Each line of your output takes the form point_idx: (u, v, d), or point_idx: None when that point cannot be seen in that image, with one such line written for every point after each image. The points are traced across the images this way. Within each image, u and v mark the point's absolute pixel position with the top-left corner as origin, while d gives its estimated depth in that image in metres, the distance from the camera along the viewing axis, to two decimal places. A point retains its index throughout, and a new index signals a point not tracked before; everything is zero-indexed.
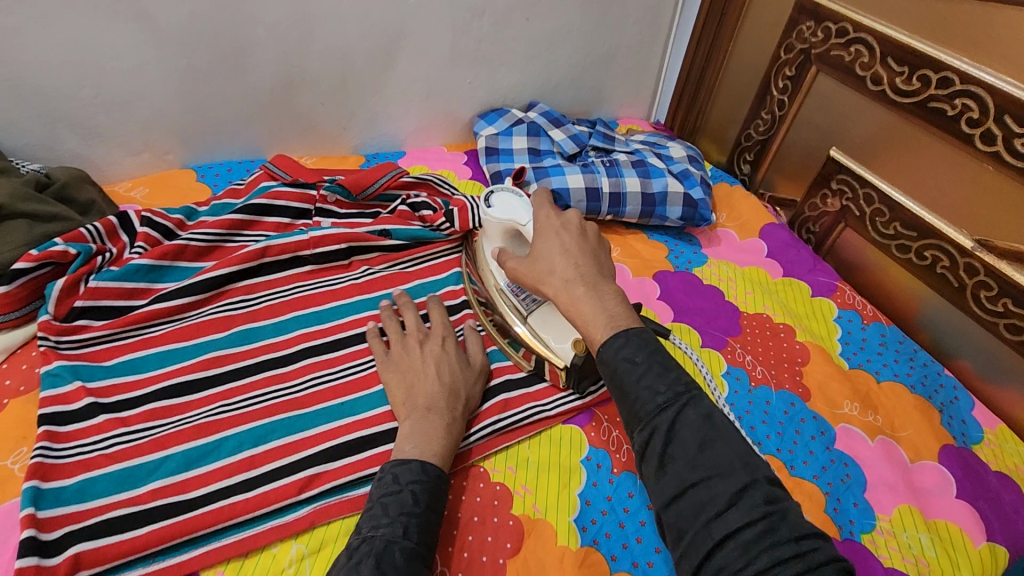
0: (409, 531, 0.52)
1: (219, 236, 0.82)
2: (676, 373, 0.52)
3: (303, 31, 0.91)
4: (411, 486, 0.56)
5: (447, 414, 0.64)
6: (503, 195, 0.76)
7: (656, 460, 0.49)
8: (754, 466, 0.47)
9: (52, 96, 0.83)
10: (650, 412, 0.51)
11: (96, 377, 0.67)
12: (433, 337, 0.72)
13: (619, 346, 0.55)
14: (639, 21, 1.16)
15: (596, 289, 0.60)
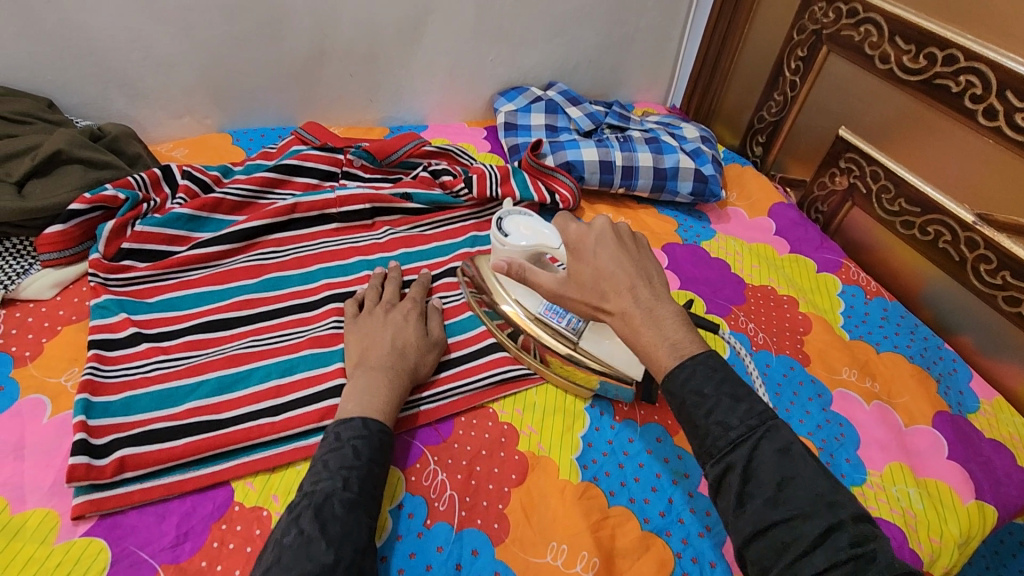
0: (350, 483, 0.52)
1: (253, 192, 0.88)
2: (747, 404, 0.50)
3: (336, 2, 0.96)
4: (352, 442, 0.55)
5: (394, 371, 0.64)
6: (512, 219, 0.75)
7: (734, 496, 0.48)
8: (837, 505, 0.46)
9: (104, 57, 0.89)
10: (723, 448, 0.49)
11: (139, 311, 0.73)
12: (398, 308, 0.74)
13: (686, 377, 0.51)
14: (657, 3, 1.19)
15: (654, 315, 0.54)
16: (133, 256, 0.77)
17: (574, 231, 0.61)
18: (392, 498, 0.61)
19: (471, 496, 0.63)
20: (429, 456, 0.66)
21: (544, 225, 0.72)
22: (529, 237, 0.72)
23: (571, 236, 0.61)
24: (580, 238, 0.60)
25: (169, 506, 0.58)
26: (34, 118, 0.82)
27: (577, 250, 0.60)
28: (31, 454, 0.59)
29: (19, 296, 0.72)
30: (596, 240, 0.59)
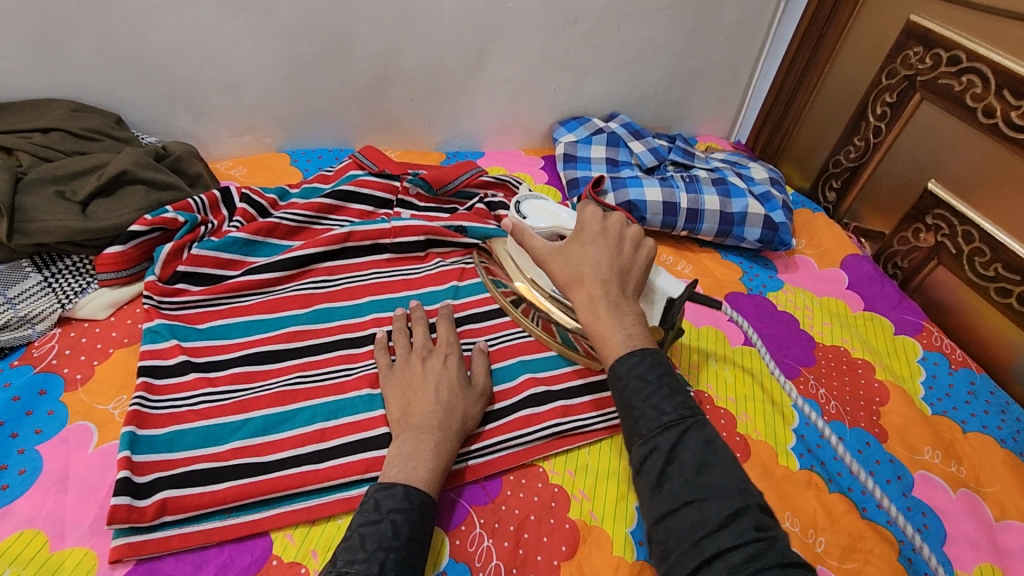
0: (385, 569, 0.48)
1: (308, 218, 0.87)
2: (683, 398, 0.54)
3: (404, 27, 0.95)
4: (391, 516, 0.52)
5: (439, 432, 0.60)
6: (533, 203, 0.80)
7: (653, 476, 0.51)
8: (749, 493, 0.48)
9: (174, 76, 0.89)
10: (653, 429, 0.52)
11: (190, 337, 0.72)
12: (435, 355, 0.69)
13: (633, 362, 0.56)
14: (731, 37, 1.14)
15: (617, 308, 0.60)
16: (189, 279, 0.76)
17: (590, 213, 0.68)
18: (435, 563, 0.58)
19: (518, 567, 0.59)
20: (475, 517, 0.62)
21: (559, 210, 0.78)
22: (547, 219, 0.77)
23: (585, 217, 0.67)
24: (591, 221, 0.67)
25: (207, 555, 0.55)
26: (102, 134, 0.82)
27: (581, 231, 0.66)
28: (75, 485, 0.58)
29: (75, 315, 0.71)
30: (600, 230, 0.66)
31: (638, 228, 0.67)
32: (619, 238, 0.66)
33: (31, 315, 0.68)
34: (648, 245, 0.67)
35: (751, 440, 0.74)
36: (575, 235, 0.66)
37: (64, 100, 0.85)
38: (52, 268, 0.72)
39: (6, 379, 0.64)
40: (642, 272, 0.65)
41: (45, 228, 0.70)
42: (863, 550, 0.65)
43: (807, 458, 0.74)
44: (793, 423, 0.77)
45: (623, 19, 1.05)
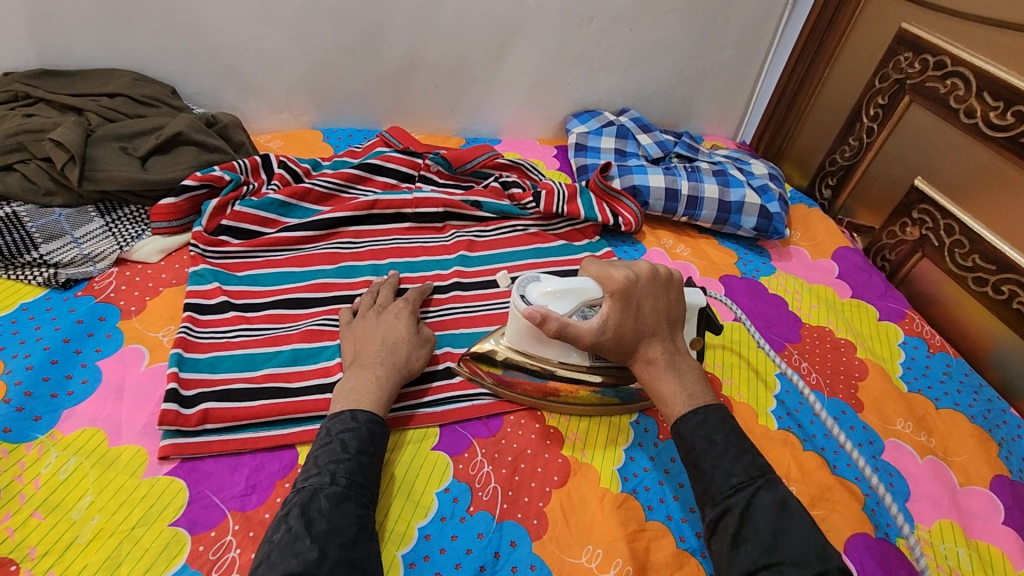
0: (336, 477, 0.54)
1: (338, 186, 0.95)
2: (751, 456, 0.57)
3: (434, 19, 1.03)
4: (341, 436, 0.57)
5: (383, 369, 0.65)
6: (533, 287, 0.66)
7: (729, 536, 0.53)
8: (828, 557, 0.50)
9: (224, 54, 0.99)
10: (725, 492, 0.55)
11: (229, 281, 0.80)
12: (390, 309, 0.74)
13: (698, 422, 0.59)
14: (738, 42, 1.21)
15: (676, 366, 0.64)
16: (230, 233, 0.85)
17: (620, 271, 0.64)
18: (440, 482, 0.65)
19: (513, 491, 0.66)
20: (477, 447, 0.69)
21: (564, 281, 0.66)
22: (567, 299, 0.64)
23: (617, 280, 0.63)
24: (624, 283, 0.63)
25: (241, 460, 0.63)
26: (160, 102, 0.92)
27: (627, 295, 0.63)
28: (129, 395, 0.66)
29: (130, 257, 0.80)
30: (643, 286, 0.64)
31: (668, 268, 0.67)
32: (658, 286, 0.65)
33: (93, 254, 0.77)
34: (678, 278, 0.68)
35: (734, 402, 0.81)
36: (622, 301, 0.62)
37: (127, 71, 0.94)
38: (113, 214, 0.82)
39: (70, 306, 0.73)
40: (682, 318, 0.67)
41: (110, 177, 0.79)
42: (831, 500, 0.71)
43: (784, 420, 0.80)
44: (774, 390, 0.84)
45: (636, 20, 1.13)
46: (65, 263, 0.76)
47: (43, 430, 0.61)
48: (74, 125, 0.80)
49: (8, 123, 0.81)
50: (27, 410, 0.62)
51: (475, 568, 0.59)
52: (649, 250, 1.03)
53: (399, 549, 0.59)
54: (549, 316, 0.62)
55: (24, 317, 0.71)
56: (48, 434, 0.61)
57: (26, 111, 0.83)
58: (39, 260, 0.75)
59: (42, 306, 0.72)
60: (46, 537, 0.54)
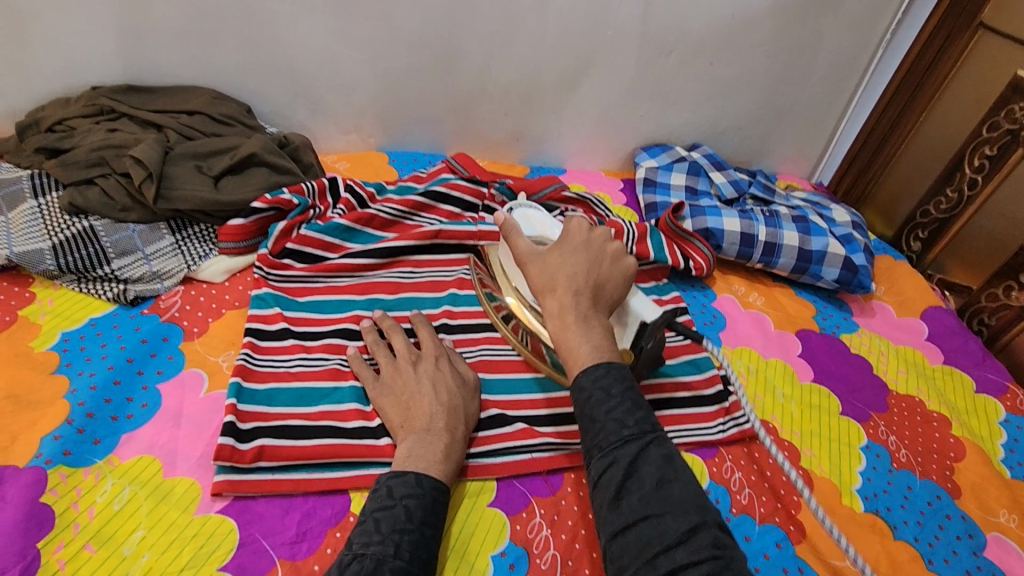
0: (401, 550, 0.50)
1: (401, 213, 0.93)
2: (644, 412, 0.54)
3: (509, 47, 1.01)
4: (405, 501, 0.54)
5: (448, 434, 0.62)
6: (522, 212, 0.80)
7: (612, 490, 0.50)
8: (708, 511, 0.48)
9: (301, 75, 0.99)
10: (613, 442, 0.52)
11: (291, 307, 0.79)
12: (426, 358, 0.69)
13: (599, 375, 0.55)
14: (824, 79, 1.15)
15: (586, 321, 0.59)
16: (293, 256, 0.83)
17: (575, 224, 0.66)
18: (495, 544, 0.61)
19: (574, 560, 0.61)
20: (536, 507, 0.65)
21: (545, 220, 0.78)
22: (535, 228, 0.76)
23: (571, 226, 0.66)
24: (575, 232, 0.66)
25: (294, 502, 0.60)
26: (236, 121, 0.92)
27: (566, 240, 0.65)
28: (187, 423, 0.64)
29: (196, 276, 0.80)
30: (587, 241, 0.64)
31: (620, 244, 0.66)
32: (607, 254, 0.64)
33: (161, 271, 0.77)
34: (630, 264, 0.66)
35: (814, 475, 0.74)
36: (560, 245, 0.64)
37: (207, 89, 0.96)
38: (184, 232, 0.82)
39: (136, 324, 0.73)
40: (619, 291, 0.64)
41: (185, 197, 0.80)
42: None
43: (871, 502, 0.72)
44: (859, 466, 0.76)
45: (716, 54, 1.08)
46: (134, 279, 0.76)
47: (102, 455, 0.60)
48: (154, 143, 0.81)
49: (92, 137, 0.82)
50: (88, 432, 0.61)
51: None
52: (720, 297, 0.98)
53: None
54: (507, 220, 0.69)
55: (92, 332, 0.71)
56: (106, 459, 0.60)
57: (110, 125, 0.85)
58: (110, 275, 0.76)
59: (110, 323, 0.72)
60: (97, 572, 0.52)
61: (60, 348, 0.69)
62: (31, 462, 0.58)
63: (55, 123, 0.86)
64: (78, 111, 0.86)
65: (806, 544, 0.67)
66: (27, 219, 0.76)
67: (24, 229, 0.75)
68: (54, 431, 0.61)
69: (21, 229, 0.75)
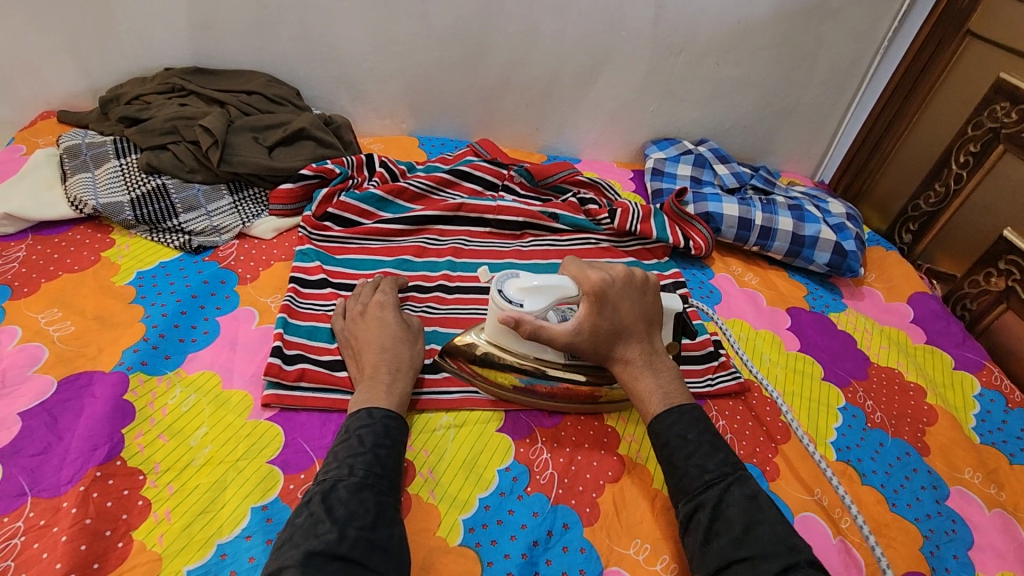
0: (355, 468, 0.58)
1: (429, 187, 1.03)
2: (723, 454, 0.62)
3: (532, 45, 1.12)
4: (357, 432, 0.62)
5: (390, 373, 0.69)
6: (511, 284, 0.70)
7: (702, 533, 0.57)
8: (797, 549, 0.54)
9: (344, 64, 1.11)
10: (697, 488, 0.60)
11: (329, 262, 0.90)
12: (373, 306, 0.77)
13: (671, 422, 0.64)
14: (825, 82, 1.23)
15: (653, 366, 0.68)
16: (333, 219, 0.94)
17: (598, 276, 0.66)
18: (501, 461, 0.70)
19: (569, 478, 0.70)
20: (538, 435, 0.74)
21: (537, 278, 0.69)
22: (540, 295, 0.68)
23: (594, 280, 0.66)
24: (603, 283, 0.67)
25: (330, 417, 0.70)
26: (287, 102, 1.04)
27: (601, 295, 0.66)
28: (241, 348, 0.75)
29: (250, 232, 0.91)
30: (618, 289, 0.67)
31: (644, 271, 0.71)
32: (636, 286, 0.69)
33: (220, 226, 0.89)
34: (656, 280, 0.72)
35: (793, 428, 0.82)
36: (596, 301, 0.66)
37: (261, 73, 1.08)
38: (241, 194, 0.93)
39: (199, 268, 0.84)
40: (660, 316, 0.71)
41: (244, 161, 0.92)
42: (887, 535, 0.72)
43: (843, 454, 0.80)
44: (835, 423, 0.84)
45: (723, 56, 1.18)
46: (197, 232, 0.88)
47: (172, 368, 0.71)
48: (219, 115, 0.93)
49: (166, 110, 0.95)
50: (161, 348, 0.72)
51: (528, 542, 0.63)
52: (717, 275, 1.06)
53: (462, 513, 0.64)
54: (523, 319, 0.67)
55: (162, 273, 0.82)
56: (175, 371, 0.71)
57: (180, 101, 0.97)
58: (177, 227, 0.87)
59: (177, 266, 0.84)
60: (168, 456, 0.63)
61: (136, 283, 0.80)
62: (115, 368, 0.69)
63: (133, 98, 0.99)
64: (153, 88, 0.99)
65: (780, 482, 0.75)
66: (111, 176, 0.88)
67: (108, 184, 0.87)
68: (133, 345, 0.72)
69: (106, 184, 0.88)
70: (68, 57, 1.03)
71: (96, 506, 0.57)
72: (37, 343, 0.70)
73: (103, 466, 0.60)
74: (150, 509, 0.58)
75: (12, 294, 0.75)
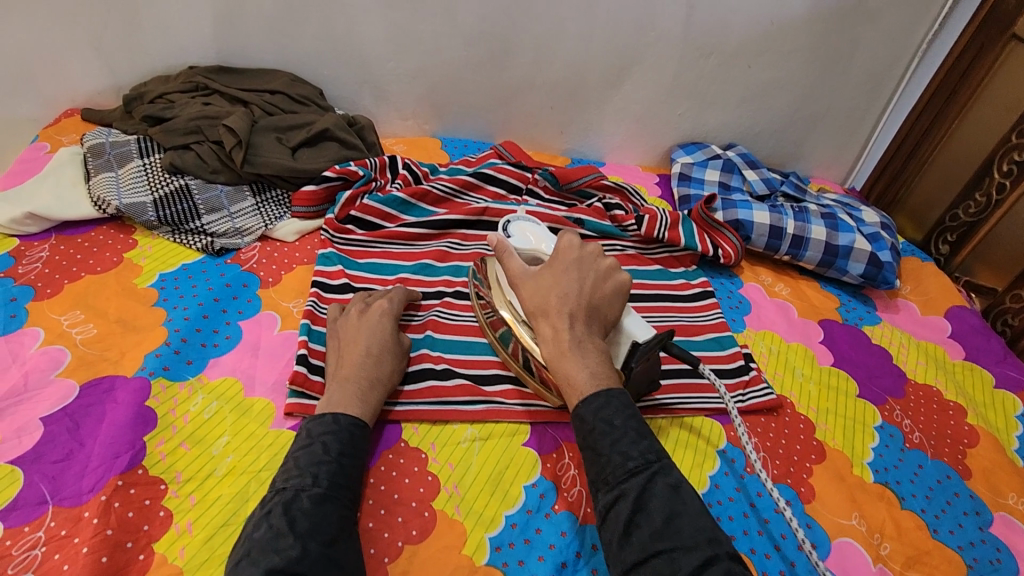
0: (318, 479, 0.56)
1: (453, 191, 1.01)
2: (649, 442, 0.57)
3: (559, 45, 1.09)
4: (322, 439, 0.59)
5: (367, 381, 0.66)
6: (517, 223, 0.81)
7: (620, 526, 0.53)
8: (719, 542, 0.51)
9: (369, 63, 1.09)
10: (620, 476, 0.55)
11: (352, 267, 0.88)
12: (372, 309, 0.74)
13: (598, 405, 0.59)
14: (859, 85, 1.19)
15: (581, 346, 0.63)
16: (356, 223, 0.93)
17: (567, 241, 0.70)
18: (528, 477, 0.68)
19: None
20: (566, 450, 0.71)
21: (542, 233, 0.80)
22: (529, 241, 0.78)
23: (562, 244, 0.70)
24: (566, 250, 0.70)
25: None
26: (311, 102, 1.03)
27: (558, 258, 0.69)
28: (263, 353, 0.74)
29: (272, 235, 0.90)
30: (578, 257, 0.69)
31: (615, 262, 0.70)
32: (597, 270, 0.69)
33: (243, 228, 0.88)
34: (624, 278, 0.70)
35: (827, 447, 0.79)
36: (552, 263, 0.69)
37: (285, 72, 1.07)
38: (264, 196, 0.92)
39: (221, 271, 0.83)
40: (613, 311, 0.68)
41: (267, 163, 0.91)
42: (928, 564, 0.69)
43: (881, 476, 0.77)
44: (872, 443, 0.81)
45: (754, 58, 1.14)
46: (220, 233, 0.87)
47: (194, 373, 0.70)
48: (244, 115, 0.92)
49: (190, 109, 0.94)
50: (183, 353, 0.71)
51: (557, 563, 0.61)
52: (746, 285, 1.03)
53: (488, 531, 0.62)
54: (501, 240, 0.73)
55: (184, 275, 0.81)
56: (197, 377, 0.70)
57: (204, 100, 0.96)
58: (200, 229, 0.86)
59: (199, 268, 0.83)
60: (190, 465, 0.61)
61: (158, 286, 0.79)
62: (138, 373, 0.68)
63: (157, 96, 0.98)
64: (177, 86, 0.98)
65: (815, 505, 0.72)
66: (135, 176, 0.88)
67: (132, 184, 0.87)
68: (156, 350, 0.71)
69: (130, 184, 0.87)
70: (93, 55, 1.02)
71: (118, 516, 0.56)
72: (60, 346, 0.69)
73: (124, 475, 0.59)
74: (172, 520, 0.57)
75: (35, 294, 0.75)
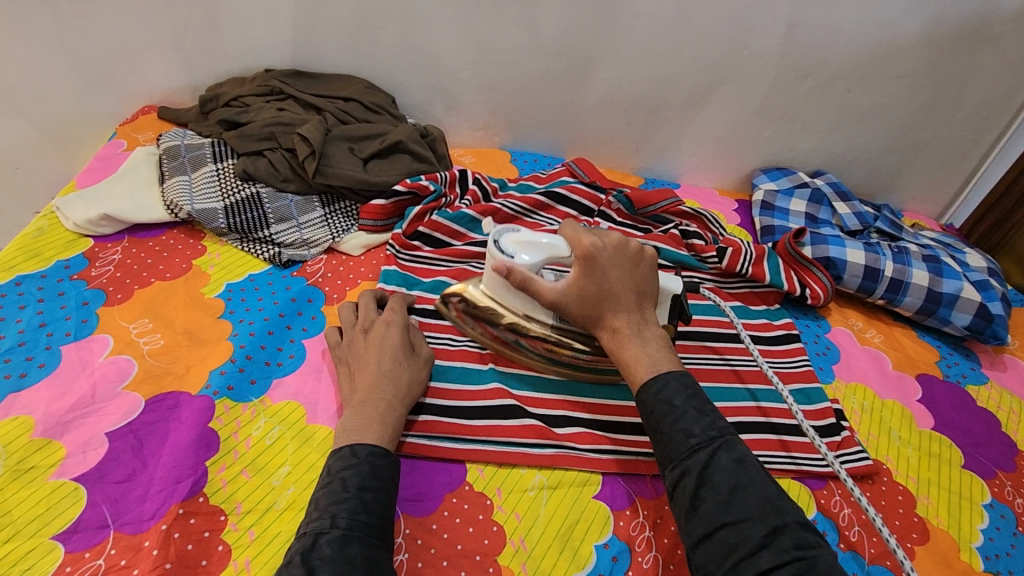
0: (337, 518, 0.50)
1: (522, 210, 0.97)
2: (710, 418, 0.55)
3: (643, 61, 1.03)
4: (340, 474, 0.54)
5: (383, 402, 0.62)
6: (510, 237, 0.70)
7: (687, 500, 0.51)
8: (785, 510, 0.49)
9: (443, 73, 1.06)
10: (682, 453, 0.53)
11: (416, 286, 0.83)
12: (378, 326, 0.70)
13: (658, 388, 0.57)
14: (969, 116, 1.09)
15: (642, 335, 0.62)
16: (422, 239, 0.89)
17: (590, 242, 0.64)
18: (600, 535, 0.63)
19: (675, 565, 0.61)
20: (640, 508, 0.66)
21: (541, 236, 0.69)
22: (536, 250, 0.68)
23: (584, 246, 0.64)
24: (595, 250, 0.64)
25: (416, 464, 0.65)
26: (384, 110, 1.00)
27: (590, 260, 0.63)
28: (327, 377, 0.71)
29: (339, 247, 0.87)
30: (610, 255, 0.64)
31: (640, 244, 0.66)
32: (626, 258, 0.65)
33: (310, 239, 0.86)
34: (649, 256, 0.67)
35: (931, 526, 0.71)
36: (587, 265, 0.63)
37: (359, 79, 1.04)
38: (333, 207, 0.90)
39: (287, 284, 0.81)
40: (653, 290, 0.66)
41: (338, 174, 0.88)
42: None
43: (994, 565, 0.68)
44: (981, 524, 0.72)
45: (855, 82, 1.05)
46: (287, 244, 0.85)
47: (257, 395, 0.67)
48: (318, 124, 0.90)
49: (264, 114, 0.92)
50: (247, 372, 0.69)
51: None
52: (835, 329, 0.94)
53: None
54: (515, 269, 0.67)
55: (251, 286, 0.80)
56: (260, 399, 0.67)
57: (279, 105, 0.95)
58: (268, 238, 0.84)
59: (266, 280, 0.81)
60: (250, 496, 0.59)
61: (225, 296, 0.78)
62: (202, 392, 0.66)
63: (232, 99, 0.97)
64: (253, 90, 0.97)
65: None
66: (207, 181, 0.87)
67: (204, 189, 0.86)
68: (220, 367, 0.69)
69: (201, 189, 0.86)
70: (175, 54, 1.02)
71: (177, 548, 0.54)
72: (127, 356, 0.68)
73: (185, 503, 0.57)
74: (230, 556, 0.55)
75: (106, 300, 0.74)
